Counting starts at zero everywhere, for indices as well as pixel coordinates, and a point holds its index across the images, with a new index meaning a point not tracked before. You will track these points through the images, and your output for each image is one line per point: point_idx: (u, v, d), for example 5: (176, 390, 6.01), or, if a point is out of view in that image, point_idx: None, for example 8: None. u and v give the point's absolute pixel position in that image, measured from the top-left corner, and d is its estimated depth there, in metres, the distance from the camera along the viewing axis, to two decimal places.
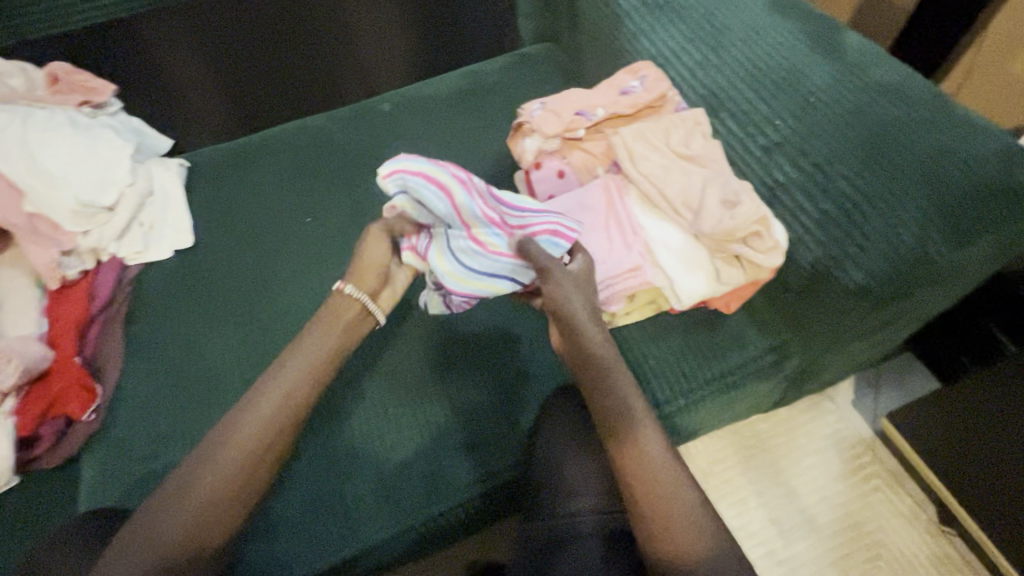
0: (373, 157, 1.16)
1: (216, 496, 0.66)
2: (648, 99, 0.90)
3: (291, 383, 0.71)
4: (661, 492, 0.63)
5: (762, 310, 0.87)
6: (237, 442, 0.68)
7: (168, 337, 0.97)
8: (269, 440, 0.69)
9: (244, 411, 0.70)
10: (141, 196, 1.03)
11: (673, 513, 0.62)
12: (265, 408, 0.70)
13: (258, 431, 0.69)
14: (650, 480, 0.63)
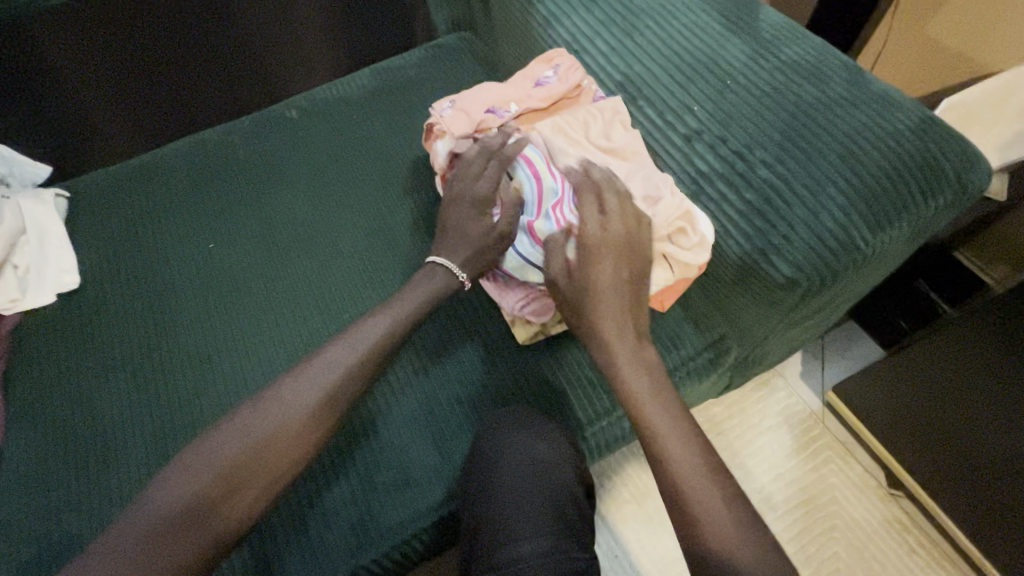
0: (280, 169, 1.07)
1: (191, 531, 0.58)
2: (562, 91, 0.84)
3: (269, 425, 0.64)
4: (675, 462, 0.58)
5: (696, 305, 0.84)
6: (225, 468, 0.61)
7: (55, 393, 0.86)
8: (256, 469, 0.62)
9: (230, 434, 0.63)
10: (12, 235, 0.91)
11: (701, 487, 0.56)
12: (235, 448, 0.62)
13: (224, 471, 0.61)
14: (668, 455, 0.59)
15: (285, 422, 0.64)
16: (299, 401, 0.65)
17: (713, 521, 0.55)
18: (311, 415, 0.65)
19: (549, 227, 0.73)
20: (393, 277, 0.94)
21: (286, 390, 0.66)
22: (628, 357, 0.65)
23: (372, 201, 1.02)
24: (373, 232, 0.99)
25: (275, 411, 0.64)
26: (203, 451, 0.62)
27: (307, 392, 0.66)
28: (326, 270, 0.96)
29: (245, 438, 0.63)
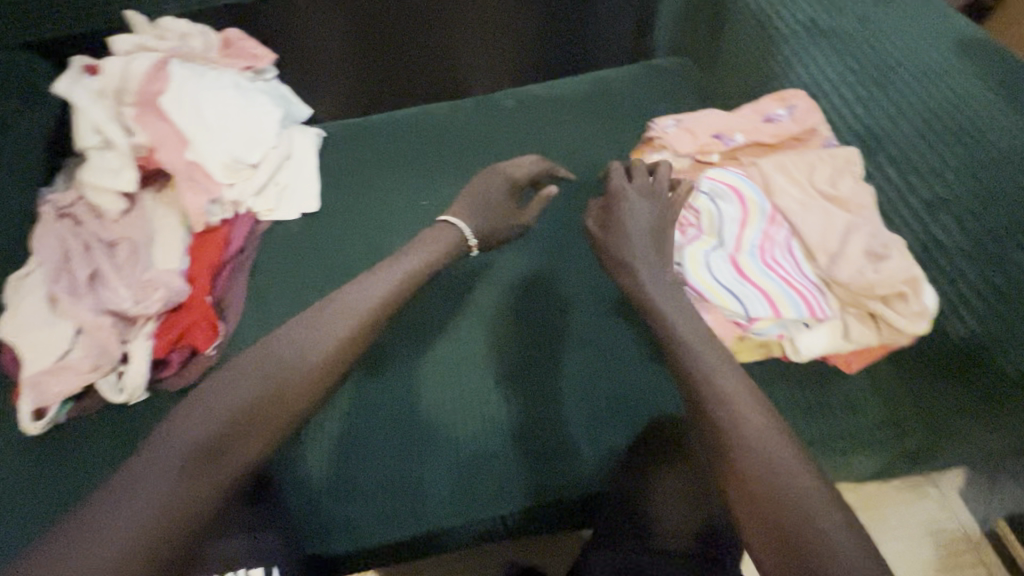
0: (490, 150, 1.19)
1: (166, 491, 0.60)
2: (794, 131, 0.85)
3: (274, 378, 0.71)
4: (746, 445, 0.57)
5: (889, 377, 0.79)
6: (178, 430, 0.66)
7: (285, 292, 1.05)
8: (225, 440, 0.66)
9: (202, 407, 0.68)
10: (281, 158, 1.13)
11: (780, 471, 0.55)
12: (224, 401, 0.69)
13: (208, 425, 0.67)
14: (740, 438, 0.58)
15: (239, 402, 0.69)
16: (236, 398, 0.69)
17: (792, 508, 0.53)
18: (248, 398, 0.69)
19: (752, 261, 0.77)
20: (572, 268, 1.00)
21: (226, 376, 0.71)
22: (701, 344, 0.65)
23: (566, 195, 1.10)
24: (562, 223, 1.06)
25: (221, 392, 0.70)
26: (179, 416, 0.68)
27: (244, 380, 0.71)
28: (513, 247, 1.05)
29: (206, 416, 0.67)
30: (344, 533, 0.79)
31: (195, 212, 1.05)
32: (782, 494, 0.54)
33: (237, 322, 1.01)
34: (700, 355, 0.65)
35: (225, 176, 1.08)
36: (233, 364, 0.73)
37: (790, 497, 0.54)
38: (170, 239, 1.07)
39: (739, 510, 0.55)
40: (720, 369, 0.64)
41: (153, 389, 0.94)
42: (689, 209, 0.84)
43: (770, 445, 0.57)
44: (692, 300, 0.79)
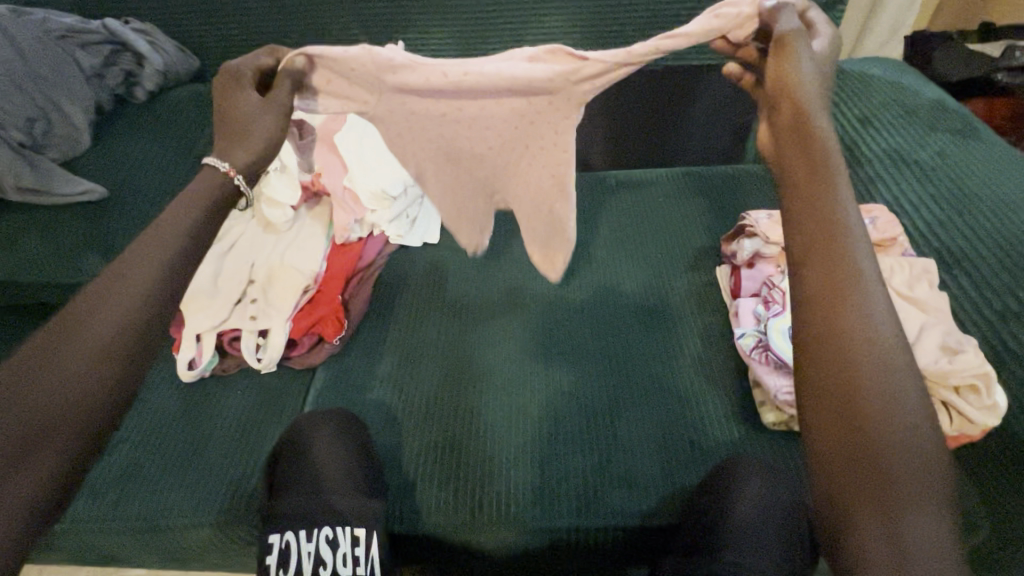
0: (589, 215, 1.36)
1: (87, 386, 0.51)
2: (876, 237, 0.97)
3: (120, 322, 0.54)
4: (875, 385, 0.46)
5: None
6: (79, 339, 0.52)
7: (399, 305, 1.20)
8: (81, 311, 0.53)
9: (96, 299, 0.54)
10: (417, 196, 1.34)
11: (901, 425, 0.45)
12: (90, 339, 0.52)
13: (82, 370, 0.51)
14: (866, 355, 0.46)
15: (111, 323, 0.53)
16: (149, 276, 0.57)
17: (915, 449, 0.44)
18: (122, 330, 0.53)
19: None
20: (660, 325, 1.10)
21: (151, 236, 0.59)
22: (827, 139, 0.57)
23: (657, 263, 1.23)
24: (650, 286, 1.18)
25: (140, 275, 0.56)
26: (85, 311, 0.54)
27: (157, 260, 0.57)
28: (603, 298, 1.17)
29: (96, 334, 0.52)
30: (438, 519, 0.87)
31: (341, 228, 1.25)
32: (898, 470, 0.44)
33: (358, 322, 1.16)
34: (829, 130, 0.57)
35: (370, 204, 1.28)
36: (160, 226, 0.60)
37: (912, 461, 0.44)
38: (314, 246, 1.27)
39: (810, 421, 0.48)
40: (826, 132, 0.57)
41: (281, 363, 1.09)
42: (776, 292, 0.97)
43: (902, 397, 0.45)
44: (774, 366, 0.89)
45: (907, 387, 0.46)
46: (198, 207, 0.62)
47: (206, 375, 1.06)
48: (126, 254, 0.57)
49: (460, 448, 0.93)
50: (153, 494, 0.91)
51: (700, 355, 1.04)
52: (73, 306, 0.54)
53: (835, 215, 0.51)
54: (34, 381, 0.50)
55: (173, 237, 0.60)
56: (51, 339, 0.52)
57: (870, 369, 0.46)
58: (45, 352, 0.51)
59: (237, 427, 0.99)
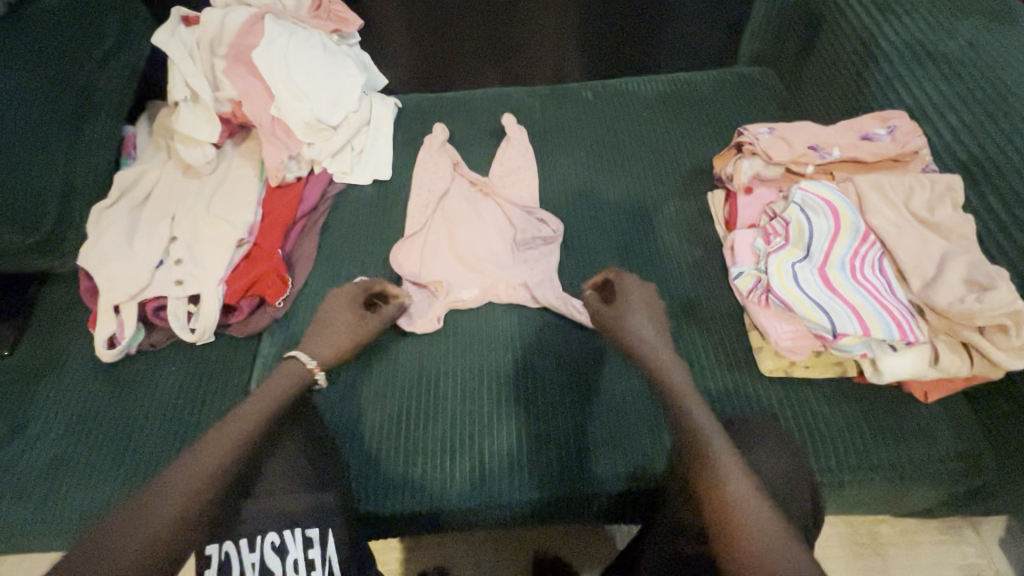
0: (562, 137, 1.18)
1: (164, 523, 0.51)
2: (894, 151, 0.84)
3: (227, 443, 0.60)
4: (732, 506, 0.53)
5: (963, 411, 0.77)
6: (199, 458, 0.58)
7: (349, 255, 1.05)
8: (209, 442, 0.59)
9: (212, 437, 0.60)
10: (360, 123, 1.14)
11: (774, 544, 0.49)
12: (188, 478, 0.55)
13: (185, 498, 0.54)
14: (736, 493, 0.54)
15: (232, 443, 0.60)
16: (258, 410, 0.65)
17: (770, 549, 0.49)
18: (213, 475, 0.56)
19: (843, 276, 0.76)
20: (646, 264, 0.98)
21: (276, 381, 0.72)
22: (683, 384, 0.69)
23: (641, 192, 1.08)
24: (634, 219, 1.04)
25: (258, 407, 0.66)
26: (214, 437, 0.60)
27: (272, 396, 0.68)
28: (582, 235, 1.03)
29: (213, 455, 0.58)
30: (407, 498, 0.78)
31: (273, 167, 1.06)
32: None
33: (304, 278, 1.02)
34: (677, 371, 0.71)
35: (306, 135, 1.09)
36: (219, 433, 0.61)
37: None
38: (245, 189, 1.09)
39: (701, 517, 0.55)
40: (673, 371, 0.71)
41: (219, 332, 0.96)
42: (779, 222, 0.84)
43: (768, 519, 0.52)
44: (776, 310, 0.79)
45: (761, 504, 0.53)
46: (299, 384, 0.73)
47: (133, 352, 0.93)
48: (263, 391, 0.69)
49: (426, 417, 0.84)
50: (86, 491, 0.81)
51: (690, 296, 0.93)
52: (194, 445, 0.59)
53: (698, 447, 0.60)
54: (161, 501, 0.53)
55: (299, 381, 0.73)
56: (184, 459, 0.57)
57: (723, 492, 0.55)
58: (171, 468, 0.56)
59: (175, 408, 0.88)
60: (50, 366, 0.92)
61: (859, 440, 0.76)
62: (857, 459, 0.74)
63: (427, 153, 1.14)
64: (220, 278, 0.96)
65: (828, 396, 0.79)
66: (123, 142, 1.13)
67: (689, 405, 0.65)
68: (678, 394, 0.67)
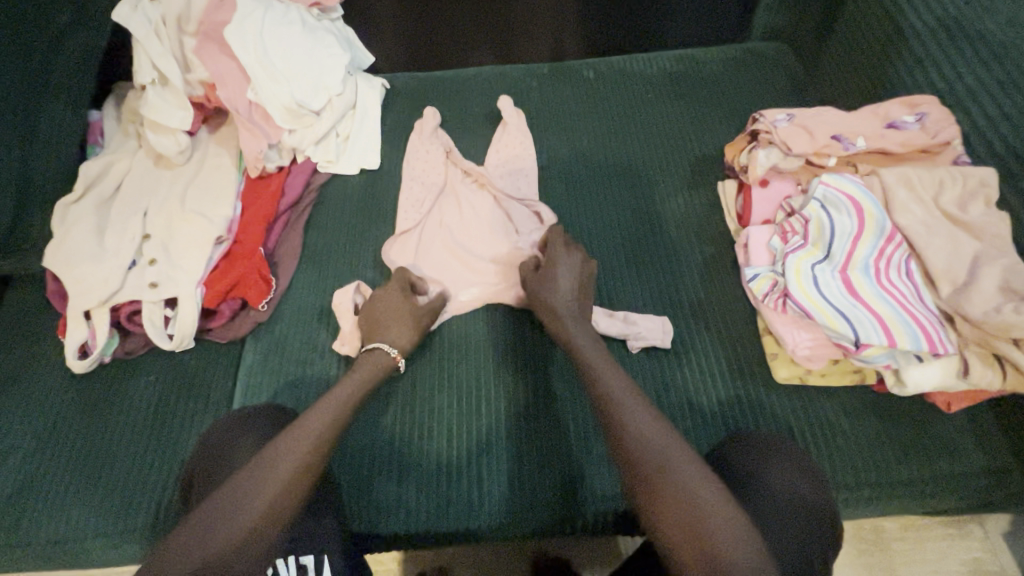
0: (563, 121, 1.10)
1: (245, 525, 0.56)
2: (924, 142, 0.77)
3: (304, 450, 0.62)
4: (682, 519, 0.54)
5: (987, 422, 0.73)
6: (261, 474, 0.59)
7: (336, 251, 0.99)
8: (268, 459, 0.60)
9: (273, 453, 0.61)
10: (345, 107, 1.06)
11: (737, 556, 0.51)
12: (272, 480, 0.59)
13: (267, 503, 0.57)
14: (689, 505, 0.54)
15: (289, 461, 0.60)
16: (317, 426, 0.64)
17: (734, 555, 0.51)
18: (286, 485, 0.59)
19: (867, 279, 0.71)
20: (652, 262, 0.92)
21: (338, 390, 0.70)
22: (613, 376, 0.69)
23: (647, 182, 1.01)
24: (639, 213, 0.98)
25: (316, 422, 0.65)
26: (274, 451, 0.61)
27: (330, 409, 0.67)
28: (584, 229, 0.97)
29: (273, 475, 0.59)
30: (402, 516, 0.75)
31: (252, 156, 0.99)
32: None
33: (288, 278, 0.96)
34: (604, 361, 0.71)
35: (285, 121, 1.01)
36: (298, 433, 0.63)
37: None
38: (223, 181, 1.01)
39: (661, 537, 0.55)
40: (600, 363, 0.71)
41: (200, 338, 0.90)
42: (798, 219, 0.78)
43: (726, 524, 0.53)
44: (794, 316, 0.73)
45: (719, 507, 0.54)
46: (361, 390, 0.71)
47: (107, 361, 0.88)
48: (339, 392, 0.70)
49: (420, 429, 0.80)
50: (62, 512, 0.76)
51: (699, 296, 0.88)
52: (255, 459, 0.61)
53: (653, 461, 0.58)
54: (222, 519, 0.56)
55: (360, 388, 0.72)
56: (246, 475, 0.59)
57: (677, 507, 0.55)
58: (231, 483, 0.58)
59: (155, 422, 0.83)
60: (20, 375, 0.87)
61: (877, 453, 0.72)
62: (874, 474, 0.71)
63: (419, 141, 1.07)
64: (198, 281, 0.90)
65: (844, 406, 0.75)
66: (89, 129, 1.04)
67: (627, 403, 0.65)
68: (605, 389, 0.67)
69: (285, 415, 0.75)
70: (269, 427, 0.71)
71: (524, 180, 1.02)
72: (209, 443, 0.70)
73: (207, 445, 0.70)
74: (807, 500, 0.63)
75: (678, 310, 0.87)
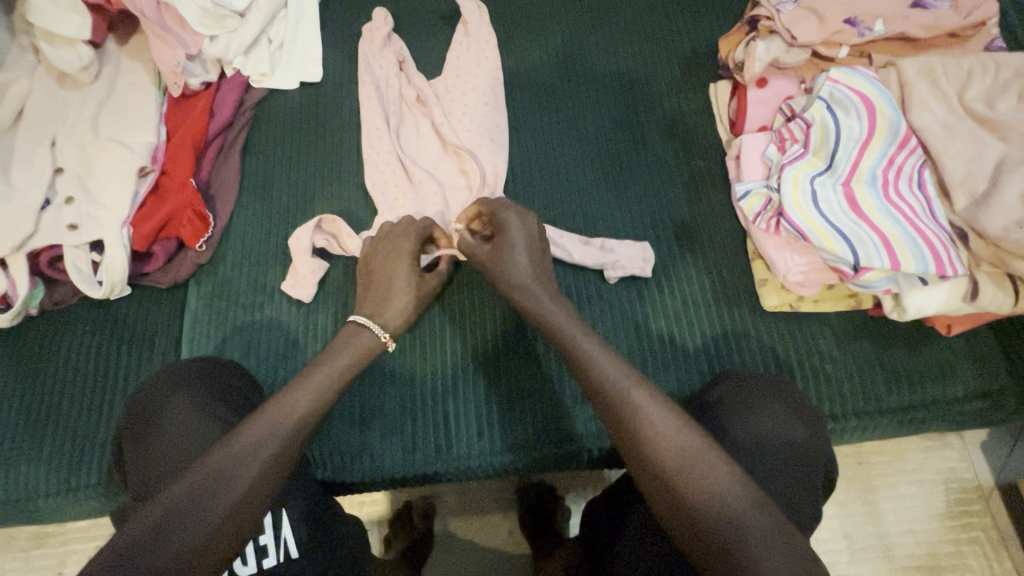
0: (534, 16, 0.95)
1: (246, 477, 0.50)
2: (956, 24, 0.65)
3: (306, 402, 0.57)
4: (665, 455, 0.50)
5: (987, 346, 0.68)
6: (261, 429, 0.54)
7: (279, 179, 0.87)
8: (263, 423, 0.54)
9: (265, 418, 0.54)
10: (274, 7, 0.89)
11: (698, 476, 0.49)
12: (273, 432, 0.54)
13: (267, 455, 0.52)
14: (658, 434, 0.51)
15: (289, 427, 0.54)
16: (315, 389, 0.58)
17: (716, 491, 0.47)
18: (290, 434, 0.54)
19: (872, 193, 0.63)
20: (633, 180, 0.82)
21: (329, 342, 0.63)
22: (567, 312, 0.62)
23: (630, 87, 0.89)
24: (619, 124, 0.86)
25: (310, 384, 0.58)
26: (269, 414, 0.55)
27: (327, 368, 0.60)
28: (557, 145, 0.86)
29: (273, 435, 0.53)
30: (365, 465, 0.71)
31: (170, 71, 0.85)
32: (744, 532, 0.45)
33: (229, 215, 0.85)
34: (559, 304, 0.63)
35: (203, 25, 0.85)
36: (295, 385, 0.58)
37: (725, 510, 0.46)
38: (142, 102, 0.88)
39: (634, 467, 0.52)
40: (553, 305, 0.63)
41: (137, 284, 0.82)
42: (799, 124, 0.67)
43: (688, 444, 0.50)
44: (788, 238, 0.66)
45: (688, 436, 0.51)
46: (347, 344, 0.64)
47: (35, 313, 0.80)
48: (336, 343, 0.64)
49: (384, 373, 0.74)
50: (7, 473, 0.72)
51: (684, 218, 0.79)
52: (246, 421, 0.54)
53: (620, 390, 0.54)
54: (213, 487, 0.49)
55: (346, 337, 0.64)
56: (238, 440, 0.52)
57: (656, 438, 0.51)
58: (220, 450, 0.51)
59: (95, 376, 0.77)
60: None
61: (866, 381, 0.68)
62: (862, 402, 0.67)
63: (368, 47, 0.91)
64: (124, 220, 0.80)
65: (835, 333, 0.70)
66: None
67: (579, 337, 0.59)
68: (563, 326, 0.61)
69: (224, 369, 0.68)
70: (206, 391, 0.64)
71: (488, 88, 0.88)
72: (142, 401, 0.65)
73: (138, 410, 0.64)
74: (794, 443, 0.59)
75: (662, 234, 0.78)
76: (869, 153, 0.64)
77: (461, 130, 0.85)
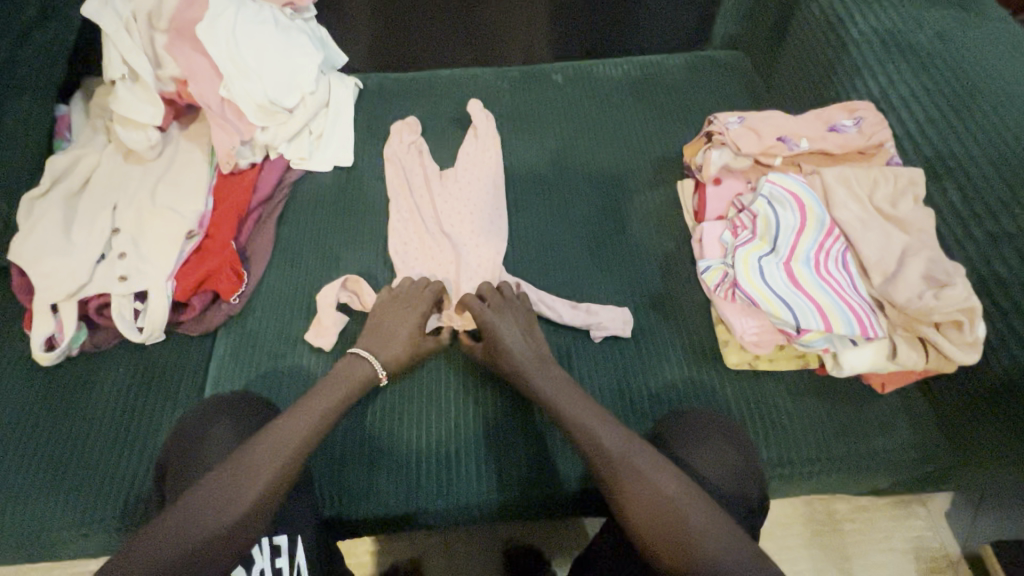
0: (533, 121, 1.16)
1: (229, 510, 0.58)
2: (861, 145, 0.84)
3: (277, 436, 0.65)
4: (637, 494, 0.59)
5: (916, 403, 0.79)
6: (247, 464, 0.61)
7: (307, 244, 1.00)
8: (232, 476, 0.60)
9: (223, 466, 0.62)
10: (318, 106, 1.08)
11: (646, 486, 0.59)
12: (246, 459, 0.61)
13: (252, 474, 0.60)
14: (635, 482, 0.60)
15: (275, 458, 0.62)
16: (230, 517, 0.57)
17: (679, 509, 0.57)
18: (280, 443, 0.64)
19: (807, 270, 0.77)
20: (614, 256, 0.97)
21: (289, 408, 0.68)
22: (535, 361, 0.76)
23: (610, 180, 1.06)
24: (601, 210, 1.03)
25: (220, 512, 0.57)
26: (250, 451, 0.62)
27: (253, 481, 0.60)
28: (550, 224, 1.02)
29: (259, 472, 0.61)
30: (369, 501, 0.77)
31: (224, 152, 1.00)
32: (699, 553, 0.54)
33: (261, 275, 0.97)
34: (547, 371, 0.74)
35: (258, 118, 1.02)
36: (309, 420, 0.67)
37: (700, 537, 0.55)
38: (195, 175, 1.02)
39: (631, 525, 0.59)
40: (547, 375, 0.74)
41: (171, 331, 0.91)
42: (749, 216, 0.83)
43: (641, 470, 0.61)
44: (743, 301, 0.78)
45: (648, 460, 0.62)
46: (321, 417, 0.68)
47: (75, 354, 0.88)
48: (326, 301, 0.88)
49: (392, 417, 0.82)
50: (21, 505, 0.76)
51: (658, 288, 0.92)
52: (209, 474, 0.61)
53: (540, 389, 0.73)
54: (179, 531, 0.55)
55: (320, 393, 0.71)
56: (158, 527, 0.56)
57: (619, 483, 0.61)
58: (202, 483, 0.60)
59: (124, 417, 0.83)
60: None
61: (817, 433, 0.77)
62: (814, 450, 0.76)
63: (396, 141, 1.09)
64: (169, 274, 0.91)
65: (789, 390, 0.80)
66: (56, 123, 1.03)
67: (534, 376, 0.74)
68: (551, 398, 0.71)
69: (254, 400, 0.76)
70: (237, 409, 0.74)
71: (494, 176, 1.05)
72: (181, 431, 0.72)
73: (185, 435, 0.71)
74: (734, 466, 0.68)
75: (640, 300, 0.91)
76: (806, 239, 0.79)
77: (469, 211, 1.01)
